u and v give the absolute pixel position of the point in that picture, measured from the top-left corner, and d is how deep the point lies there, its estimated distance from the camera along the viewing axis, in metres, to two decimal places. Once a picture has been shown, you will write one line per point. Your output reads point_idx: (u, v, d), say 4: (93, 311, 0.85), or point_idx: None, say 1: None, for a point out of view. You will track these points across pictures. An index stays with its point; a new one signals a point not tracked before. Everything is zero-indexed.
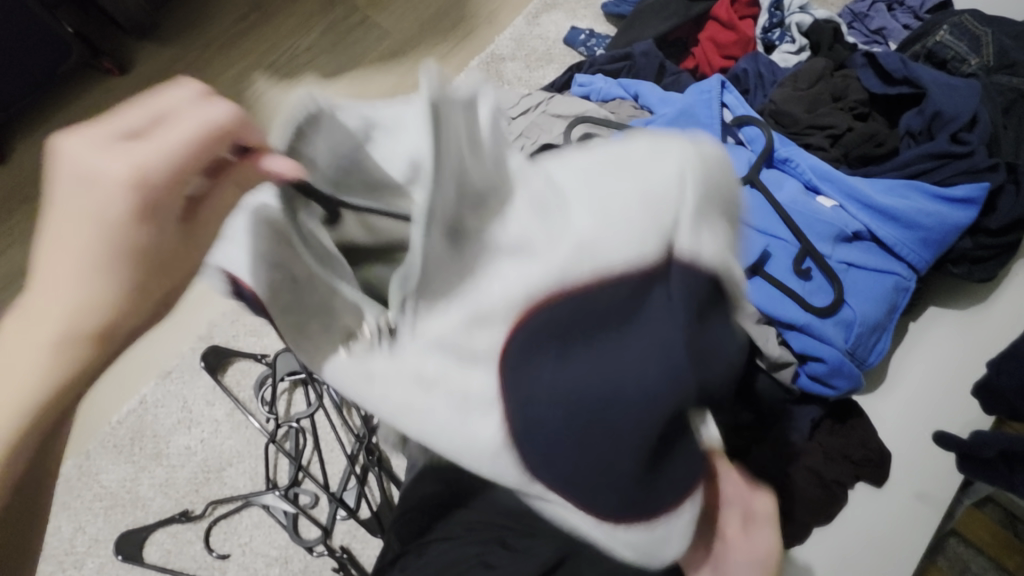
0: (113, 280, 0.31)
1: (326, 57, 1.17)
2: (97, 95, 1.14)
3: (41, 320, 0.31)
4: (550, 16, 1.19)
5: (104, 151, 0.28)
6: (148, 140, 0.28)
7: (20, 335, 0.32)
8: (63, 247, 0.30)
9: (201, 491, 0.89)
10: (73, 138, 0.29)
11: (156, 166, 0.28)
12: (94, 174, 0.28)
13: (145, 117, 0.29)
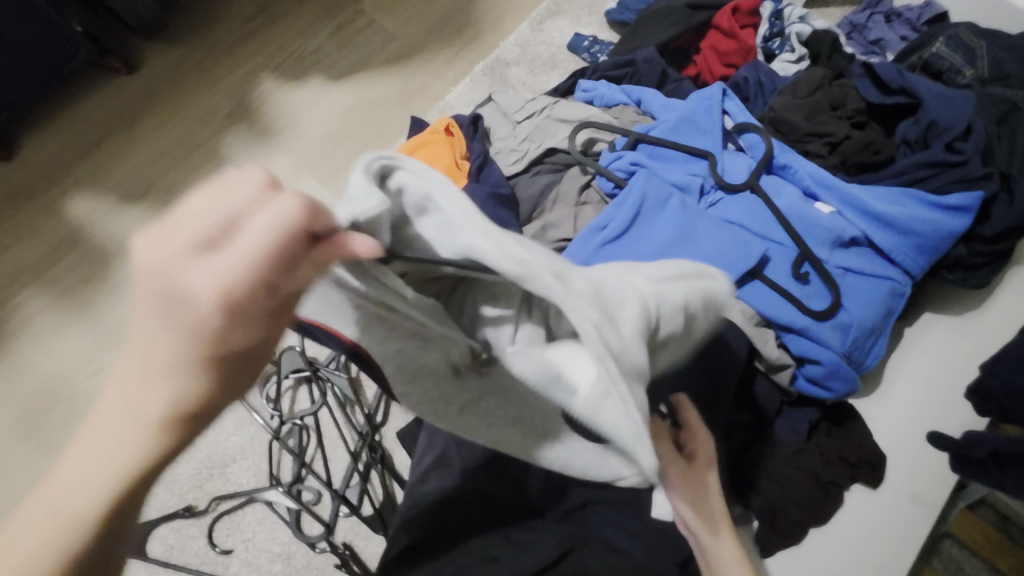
0: (187, 385, 0.28)
1: (333, 59, 1.18)
2: (105, 94, 1.15)
3: (126, 429, 0.29)
4: (555, 22, 1.21)
5: (183, 265, 0.25)
6: (228, 251, 0.25)
7: (100, 446, 0.29)
8: (149, 356, 0.28)
9: (204, 488, 0.90)
10: (144, 251, 0.25)
11: (244, 277, 0.25)
12: (181, 290, 0.25)
13: (212, 222, 0.25)
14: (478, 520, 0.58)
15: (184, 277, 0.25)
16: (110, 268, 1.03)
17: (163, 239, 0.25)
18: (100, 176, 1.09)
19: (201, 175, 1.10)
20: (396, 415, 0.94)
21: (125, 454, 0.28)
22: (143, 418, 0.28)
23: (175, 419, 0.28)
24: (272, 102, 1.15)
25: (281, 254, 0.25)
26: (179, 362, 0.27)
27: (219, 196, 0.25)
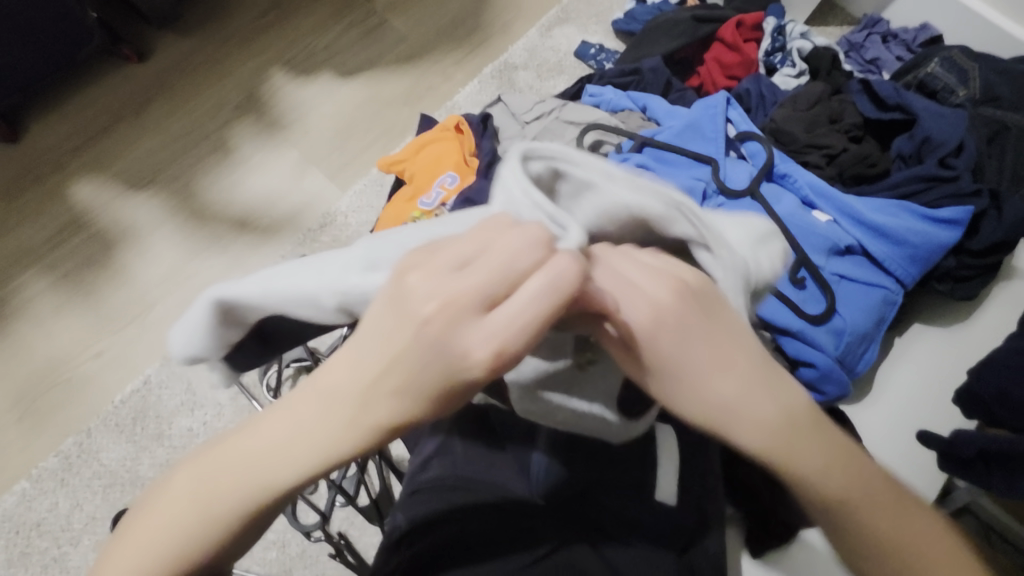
0: (405, 412, 0.28)
1: (344, 56, 1.20)
2: (116, 81, 1.15)
3: (325, 416, 0.29)
4: (562, 29, 1.23)
5: (460, 295, 0.27)
6: (507, 301, 0.27)
7: (288, 422, 0.30)
8: (376, 364, 0.29)
9: None
10: (422, 274, 0.28)
11: (515, 333, 0.27)
12: (455, 324, 0.27)
13: (497, 270, 0.27)
14: (480, 507, 0.59)
15: (442, 328, 0.27)
16: (112, 254, 1.03)
17: (442, 287, 0.28)
18: (107, 162, 1.10)
19: (208, 165, 1.11)
20: None
21: (297, 467, 0.30)
22: (330, 424, 0.29)
23: (386, 438, 0.29)
24: (280, 96, 1.16)
25: (535, 334, 0.27)
26: (401, 389, 0.28)
27: (509, 256, 0.28)
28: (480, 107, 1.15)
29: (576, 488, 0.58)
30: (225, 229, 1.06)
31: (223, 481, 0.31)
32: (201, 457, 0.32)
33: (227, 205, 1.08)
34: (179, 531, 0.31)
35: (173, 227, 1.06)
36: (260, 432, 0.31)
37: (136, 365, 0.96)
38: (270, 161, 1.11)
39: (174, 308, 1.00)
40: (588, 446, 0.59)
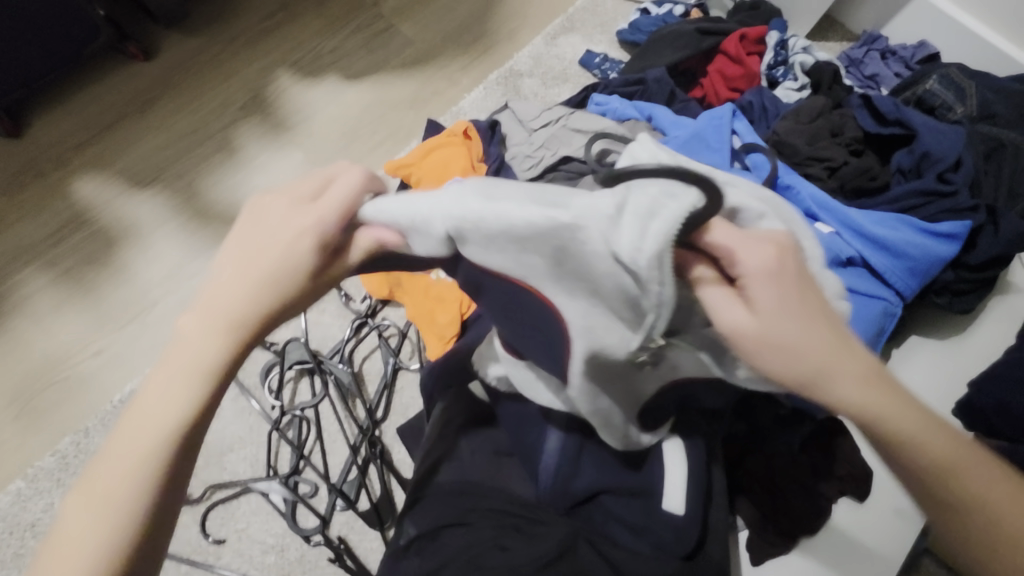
0: (251, 293, 0.39)
1: (350, 59, 1.20)
2: (121, 79, 1.15)
3: (208, 316, 0.39)
4: (568, 38, 1.24)
5: (287, 210, 0.41)
6: (320, 204, 0.40)
7: (189, 334, 0.39)
8: (237, 267, 0.40)
9: (199, 475, 0.89)
10: (269, 203, 0.41)
11: (328, 219, 0.40)
12: (279, 223, 0.40)
13: (314, 187, 0.42)
14: (491, 515, 0.60)
15: (247, 276, 0.39)
16: (114, 252, 1.03)
17: (243, 258, 0.40)
18: (110, 159, 1.09)
19: (212, 165, 1.10)
20: (397, 412, 0.94)
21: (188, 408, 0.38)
22: (217, 323, 0.39)
23: (255, 312, 0.39)
24: (287, 97, 1.16)
25: (334, 223, 0.40)
26: (252, 276, 0.39)
27: (283, 225, 0.40)
28: (486, 113, 1.16)
29: (582, 494, 0.59)
30: (229, 229, 1.06)
31: (113, 472, 0.36)
32: (83, 484, 0.36)
33: (231, 205, 1.08)
34: (100, 523, 0.35)
35: (176, 226, 1.05)
36: (132, 412, 0.38)
37: (136, 364, 0.95)
38: (275, 162, 1.11)
39: (175, 307, 0.99)
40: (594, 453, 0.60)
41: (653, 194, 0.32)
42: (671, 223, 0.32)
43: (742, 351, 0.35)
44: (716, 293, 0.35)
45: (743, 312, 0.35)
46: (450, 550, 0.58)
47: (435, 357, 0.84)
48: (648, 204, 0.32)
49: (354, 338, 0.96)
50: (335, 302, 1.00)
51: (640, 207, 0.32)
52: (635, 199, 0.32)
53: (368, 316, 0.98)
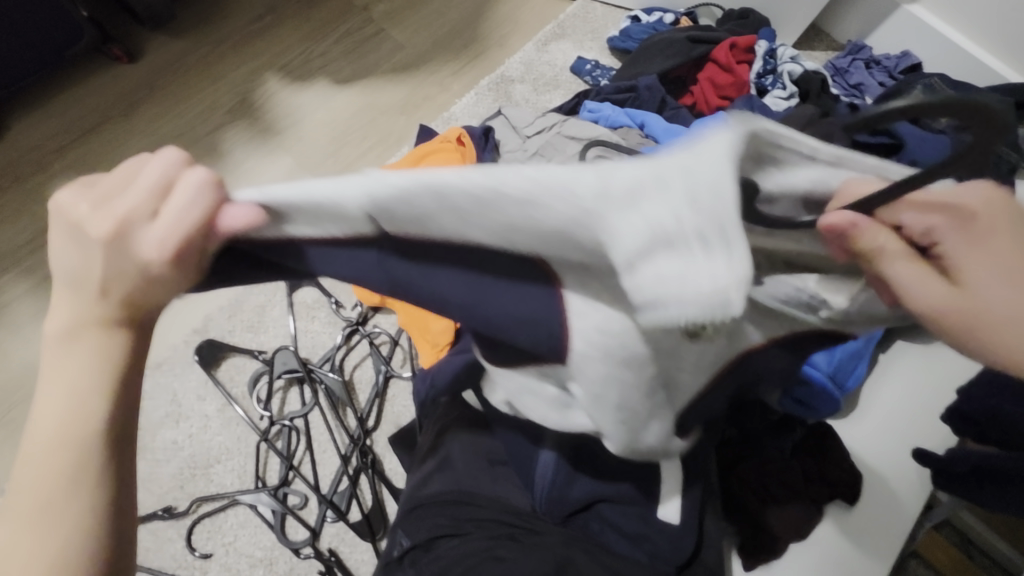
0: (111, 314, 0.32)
1: (339, 63, 1.19)
2: (104, 82, 1.13)
3: (73, 342, 0.32)
4: (559, 45, 1.25)
5: (102, 215, 0.30)
6: (160, 213, 0.30)
7: (59, 363, 0.33)
8: (82, 290, 0.32)
9: (186, 488, 0.87)
10: (78, 203, 0.31)
11: (170, 237, 0.29)
12: (105, 237, 0.30)
13: (145, 187, 0.30)
14: (487, 525, 0.59)
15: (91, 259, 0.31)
16: None
17: (85, 282, 0.31)
18: (91, 163, 1.06)
19: None
20: (389, 421, 0.93)
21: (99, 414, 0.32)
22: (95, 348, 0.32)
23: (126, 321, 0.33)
24: (275, 101, 1.15)
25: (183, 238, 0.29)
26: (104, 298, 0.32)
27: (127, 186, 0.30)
28: (478, 119, 1.15)
29: (579, 502, 0.59)
30: None
31: (28, 504, 0.32)
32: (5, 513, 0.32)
33: None
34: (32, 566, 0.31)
35: None
36: (30, 443, 0.32)
37: None
38: (263, 167, 1.09)
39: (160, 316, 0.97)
40: (588, 459, 0.59)
41: (701, 221, 0.24)
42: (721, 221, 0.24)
43: (945, 327, 0.33)
44: (907, 266, 0.32)
45: (951, 288, 0.33)
46: (445, 556, 0.55)
47: (428, 366, 0.83)
48: (685, 229, 0.24)
49: (345, 346, 0.95)
50: (325, 309, 0.99)
51: (674, 231, 0.24)
52: (667, 223, 0.24)
53: (359, 324, 0.96)
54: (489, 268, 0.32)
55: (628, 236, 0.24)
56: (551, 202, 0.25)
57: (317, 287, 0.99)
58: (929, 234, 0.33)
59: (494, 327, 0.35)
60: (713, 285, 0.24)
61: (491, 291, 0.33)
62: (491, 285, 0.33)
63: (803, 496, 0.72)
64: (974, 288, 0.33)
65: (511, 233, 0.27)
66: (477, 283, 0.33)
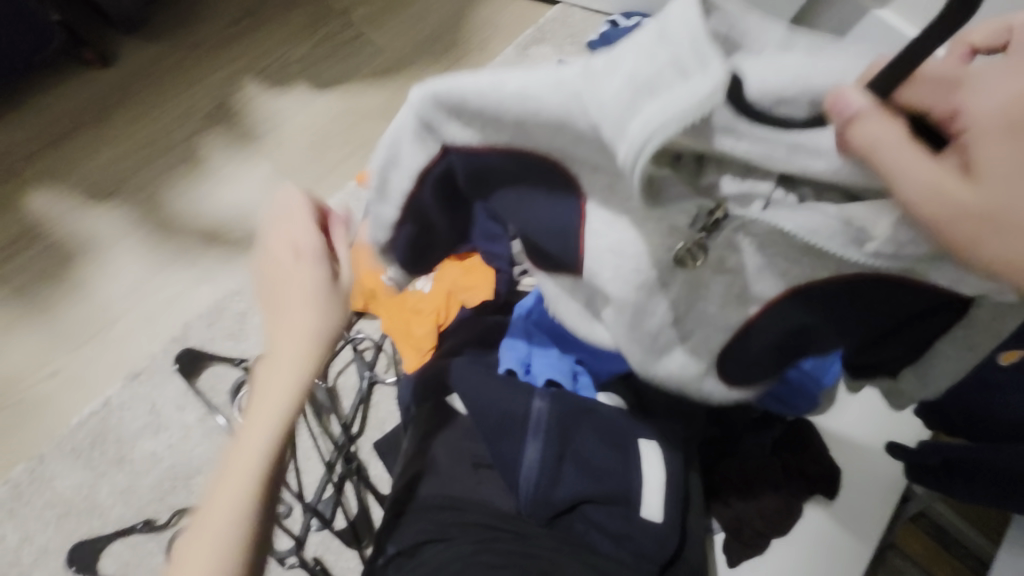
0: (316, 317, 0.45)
1: (319, 67, 1.18)
2: (76, 87, 1.11)
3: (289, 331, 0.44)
4: (539, 49, 1.25)
5: (293, 238, 0.46)
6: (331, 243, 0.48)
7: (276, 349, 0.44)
8: (290, 291, 0.45)
9: (166, 500, 0.86)
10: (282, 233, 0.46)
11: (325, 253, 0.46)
12: (299, 254, 0.45)
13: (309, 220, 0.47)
14: (473, 529, 0.59)
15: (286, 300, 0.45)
16: (70, 268, 0.99)
17: (281, 289, 0.45)
18: (64, 170, 1.05)
19: (176, 175, 1.07)
20: (373, 426, 0.92)
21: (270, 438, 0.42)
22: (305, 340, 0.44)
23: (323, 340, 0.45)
24: (254, 106, 1.14)
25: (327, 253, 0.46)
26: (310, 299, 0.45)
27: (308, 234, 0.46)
28: None
29: (564, 503, 0.60)
30: (194, 242, 1.02)
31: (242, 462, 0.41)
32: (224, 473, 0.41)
33: (196, 217, 1.04)
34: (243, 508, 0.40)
35: (136, 240, 1.02)
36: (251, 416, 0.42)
37: (97, 385, 0.92)
38: (241, 173, 1.08)
39: (138, 326, 0.96)
40: (574, 462, 0.61)
41: (676, 55, 0.28)
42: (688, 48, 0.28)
43: (955, 236, 0.26)
44: (884, 125, 0.27)
45: (959, 181, 0.26)
46: (431, 561, 0.55)
47: (412, 370, 0.83)
48: (658, 79, 0.28)
49: None
50: None
51: (650, 86, 0.28)
52: (644, 69, 0.29)
53: (343, 330, 0.96)
54: (525, 160, 0.37)
55: (609, 97, 0.30)
56: (541, 93, 0.33)
57: None
58: (958, 115, 0.27)
59: (524, 212, 0.39)
60: (680, 118, 0.28)
61: (525, 184, 0.38)
62: (526, 175, 0.38)
63: (783, 490, 0.74)
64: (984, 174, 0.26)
65: (531, 108, 0.33)
66: (516, 171, 0.38)
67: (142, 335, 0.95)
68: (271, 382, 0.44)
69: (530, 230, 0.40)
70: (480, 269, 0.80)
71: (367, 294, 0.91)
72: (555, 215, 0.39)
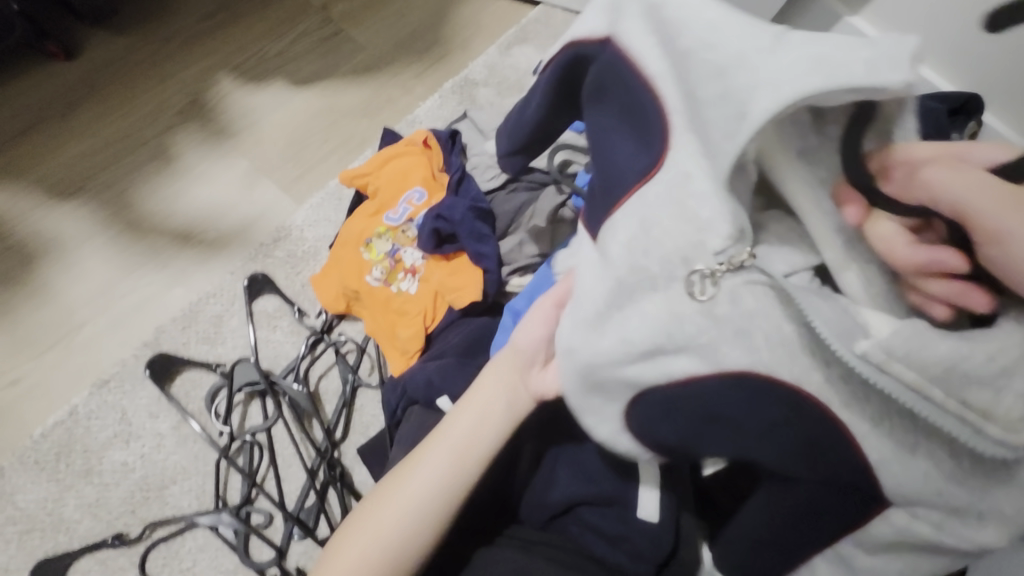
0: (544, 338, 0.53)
1: (297, 64, 1.15)
2: (38, 81, 1.05)
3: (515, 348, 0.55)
4: (521, 48, 1.24)
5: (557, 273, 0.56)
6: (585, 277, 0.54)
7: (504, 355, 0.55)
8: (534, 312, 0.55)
9: (138, 512, 0.82)
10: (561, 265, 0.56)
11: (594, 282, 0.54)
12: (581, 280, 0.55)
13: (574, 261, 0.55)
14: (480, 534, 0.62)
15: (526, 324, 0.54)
16: (33, 270, 0.94)
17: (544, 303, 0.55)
18: (26, 168, 1.00)
19: (147, 174, 1.03)
20: (357, 431, 0.90)
21: (491, 436, 0.54)
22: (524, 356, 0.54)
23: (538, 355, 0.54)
24: (229, 102, 1.10)
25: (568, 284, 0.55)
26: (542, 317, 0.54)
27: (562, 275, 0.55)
28: (441, 122, 1.14)
29: (558, 506, 0.60)
30: (167, 242, 0.98)
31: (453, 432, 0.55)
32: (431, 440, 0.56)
33: (169, 216, 1.00)
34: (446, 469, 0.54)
35: (104, 241, 0.97)
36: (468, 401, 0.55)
37: (63, 394, 0.87)
38: (216, 172, 1.05)
39: (106, 331, 0.92)
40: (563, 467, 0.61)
41: (869, 57, 0.31)
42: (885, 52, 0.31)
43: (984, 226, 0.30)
44: (945, 171, 0.31)
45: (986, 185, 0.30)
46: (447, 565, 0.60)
47: (398, 373, 0.81)
48: (837, 59, 0.31)
49: (310, 356, 0.92)
50: (288, 318, 0.95)
51: (823, 62, 0.32)
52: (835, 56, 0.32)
53: (324, 333, 0.93)
54: (647, 100, 0.41)
55: (780, 69, 0.33)
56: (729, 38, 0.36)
57: (278, 295, 0.96)
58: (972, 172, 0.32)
59: (613, 150, 0.45)
60: (801, 88, 0.32)
61: (633, 108, 0.43)
62: (634, 103, 0.42)
63: None
64: (1019, 242, 0.29)
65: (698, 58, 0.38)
66: (634, 101, 0.42)
67: (112, 340, 0.91)
68: (484, 395, 0.55)
69: (609, 154, 0.45)
70: (468, 270, 0.79)
71: (349, 296, 0.89)
72: (635, 147, 0.43)
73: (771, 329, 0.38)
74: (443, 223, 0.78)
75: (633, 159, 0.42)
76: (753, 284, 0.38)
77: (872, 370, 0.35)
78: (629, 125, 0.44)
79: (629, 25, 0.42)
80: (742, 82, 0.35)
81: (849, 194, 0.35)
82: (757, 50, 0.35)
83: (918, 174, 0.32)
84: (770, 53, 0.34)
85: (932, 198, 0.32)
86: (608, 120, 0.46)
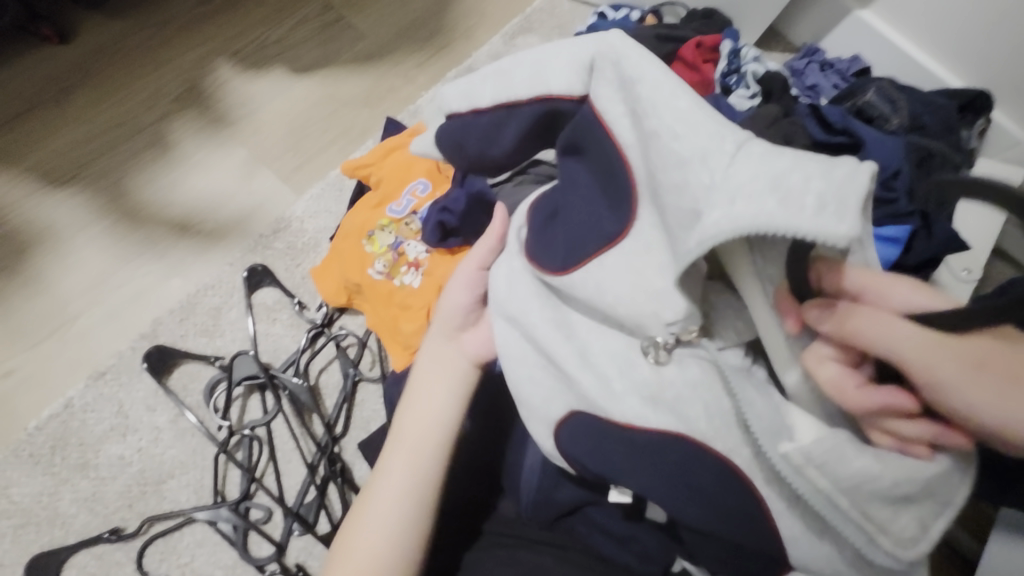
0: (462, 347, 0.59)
1: (297, 51, 1.13)
2: (31, 64, 1.03)
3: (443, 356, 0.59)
4: (526, 38, 1.22)
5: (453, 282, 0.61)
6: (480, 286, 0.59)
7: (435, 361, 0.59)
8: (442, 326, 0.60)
9: (135, 507, 0.81)
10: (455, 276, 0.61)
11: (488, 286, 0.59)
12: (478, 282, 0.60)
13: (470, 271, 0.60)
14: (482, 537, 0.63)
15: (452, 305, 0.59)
16: (27, 259, 0.92)
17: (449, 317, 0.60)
18: (20, 155, 0.98)
19: (143, 162, 1.00)
20: (357, 427, 0.89)
21: (449, 404, 0.57)
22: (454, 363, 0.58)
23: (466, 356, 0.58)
24: (228, 89, 1.08)
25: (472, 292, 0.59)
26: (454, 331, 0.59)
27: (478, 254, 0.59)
28: None
29: (566, 505, 0.58)
30: (163, 232, 0.96)
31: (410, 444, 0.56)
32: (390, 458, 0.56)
33: (166, 206, 0.98)
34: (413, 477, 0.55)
35: (99, 231, 0.95)
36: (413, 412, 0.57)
37: (58, 386, 0.86)
38: (214, 161, 1.02)
39: (102, 322, 0.90)
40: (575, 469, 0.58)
41: (815, 189, 0.32)
42: (830, 186, 0.32)
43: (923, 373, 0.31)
44: (873, 316, 0.32)
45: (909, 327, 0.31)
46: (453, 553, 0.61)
47: (400, 369, 0.79)
48: (792, 185, 0.33)
49: (310, 349, 0.91)
50: (288, 311, 0.93)
51: (770, 188, 0.33)
52: (779, 179, 0.33)
53: (325, 326, 0.92)
54: (620, 172, 0.44)
55: (735, 183, 0.34)
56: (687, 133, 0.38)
57: (277, 287, 0.94)
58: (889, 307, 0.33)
59: (582, 203, 0.47)
60: (745, 207, 0.33)
61: (607, 162, 0.45)
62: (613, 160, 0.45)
63: None
64: (962, 390, 0.30)
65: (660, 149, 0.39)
66: (609, 162, 0.45)
67: (108, 331, 0.89)
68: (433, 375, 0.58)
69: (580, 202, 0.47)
70: None
71: (351, 289, 0.87)
72: (604, 196, 0.45)
73: (716, 397, 0.43)
74: (449, 215, 0.75)
75: (600, 214, 0.45)
76: (701, 359, 0.44)
77: (793, 473, 0.38)
78: (608, 179, 0.45)
79: (602, 89, 0.45)
80: (698, 182, 0.36)
81: (787, 304, 0.37)
82: (717, 157, 0.36)
83: (853, 313, 0.33)
84: (727, 162, 0.36)
85: (868, 346, 0.32)
86: (579, 170, 0.48)
